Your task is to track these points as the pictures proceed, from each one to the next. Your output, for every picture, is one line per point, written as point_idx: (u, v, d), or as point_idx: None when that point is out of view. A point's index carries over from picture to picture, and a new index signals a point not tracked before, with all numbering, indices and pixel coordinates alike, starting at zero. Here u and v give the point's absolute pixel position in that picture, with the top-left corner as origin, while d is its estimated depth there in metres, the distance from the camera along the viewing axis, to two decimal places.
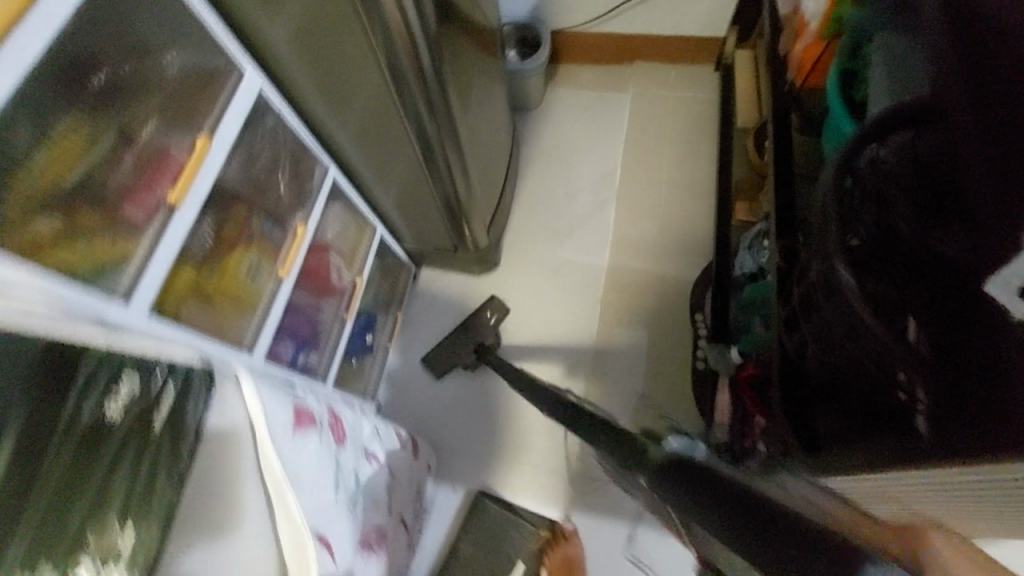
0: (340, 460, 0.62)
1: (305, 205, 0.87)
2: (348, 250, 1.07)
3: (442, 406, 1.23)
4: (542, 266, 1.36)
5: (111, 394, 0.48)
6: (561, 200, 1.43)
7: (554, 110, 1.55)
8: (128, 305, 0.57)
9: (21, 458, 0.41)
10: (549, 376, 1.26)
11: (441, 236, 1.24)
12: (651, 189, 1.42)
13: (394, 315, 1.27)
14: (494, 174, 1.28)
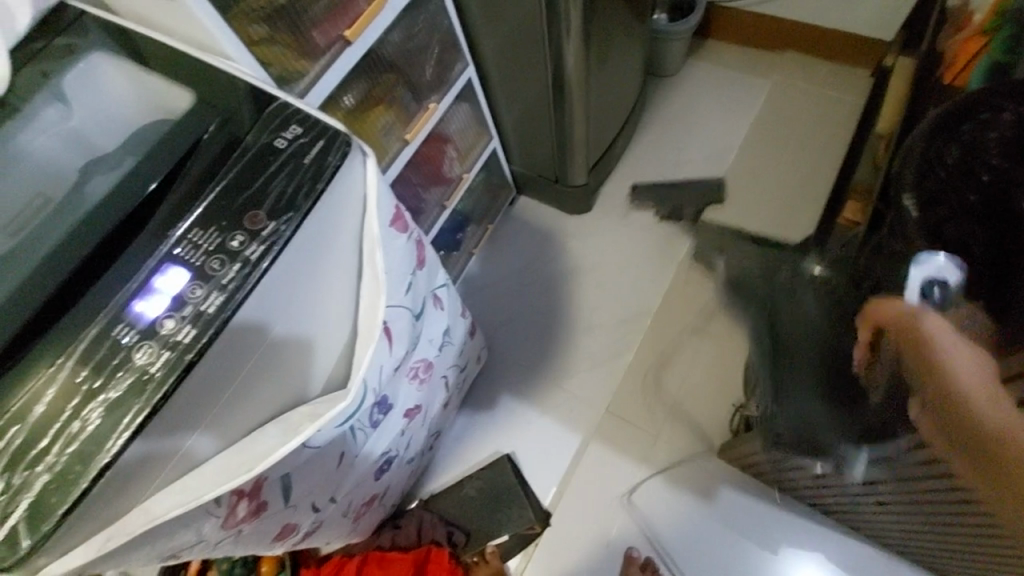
0: (414, 277, 0.71)
1: (441, 91, 1.01)
2: (463, 149, 1.19)
3: (504, 319, 1.30)
4: (634, 221, 1.38)
5: (281, 130, 0.55)
6: (671, 167, 1.43)
7: (690, 79, 1.53)
8: (303, 96, 0.74)
9: (199, 164, 0.53)
10: (613, 323, 1.27)
11: (546, 165, 1.30)
12: (765, 179, 1.39)
13: (485, 227, 1.36)
14: (612, 122, 1.32)
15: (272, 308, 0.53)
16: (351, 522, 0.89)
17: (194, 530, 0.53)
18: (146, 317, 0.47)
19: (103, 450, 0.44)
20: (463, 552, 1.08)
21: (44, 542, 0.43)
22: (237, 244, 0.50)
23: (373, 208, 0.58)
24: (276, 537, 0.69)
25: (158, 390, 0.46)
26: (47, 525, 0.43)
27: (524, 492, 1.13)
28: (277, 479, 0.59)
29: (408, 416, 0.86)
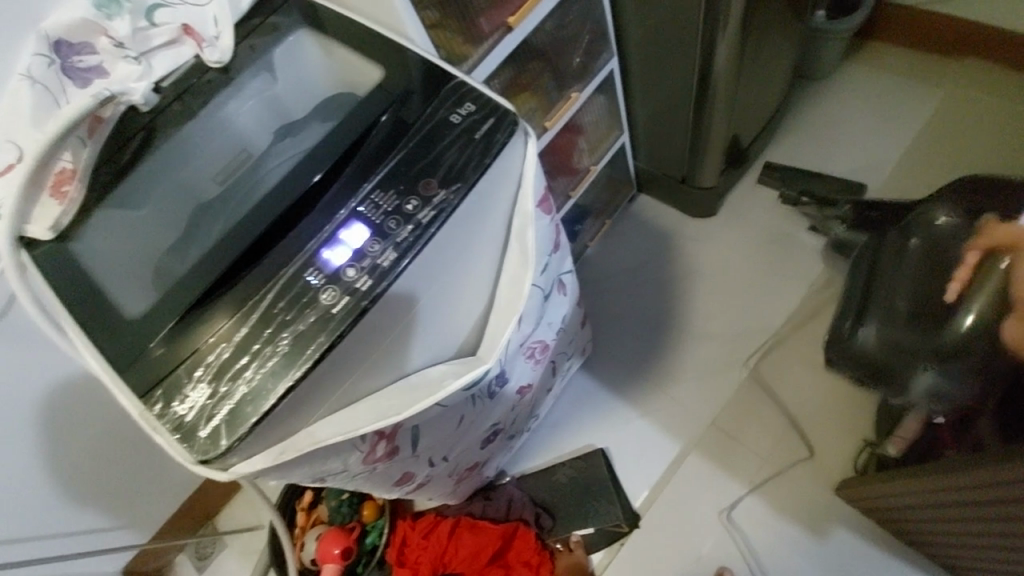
0: (550, 261, 0.73)
1: (583, 81, 1.02)
2: (594, 140, 1.19)
3: (610, 316, 1.29)
4: (762, 230, 1.30)
5: (456, 106, 0.58)
6: (810, 177, 1.33)
7: (843, 85, 1.41)
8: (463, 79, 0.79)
9: (383, 131, 0.58)
10: (726, 334, 1.22)
11: (675, 164, 1.26)
12: (922, 199, 1.26)
13: (602, 222, 1.36)
14: (751, 124, 1.26)
15: (433, 271, 0.57)
16: (453, 484, 0.94)
17: (342, 459, 0.59)
18: (331, 265, 0.53)
19: (290, 373, 0.51)
20: (548, 537, 1.10)
21: (236, 442, 0.51)
22: (412, 208, 0.55)
23: (529, 186, 0.60)
24: (395, 483, 0.75)
25: (337, 330, 0.52)
26: (244, 428, 0.51)
27: (615, 492, 1.12)
28: (411, 427, 0.64)
29: (519, 393, 0.89)
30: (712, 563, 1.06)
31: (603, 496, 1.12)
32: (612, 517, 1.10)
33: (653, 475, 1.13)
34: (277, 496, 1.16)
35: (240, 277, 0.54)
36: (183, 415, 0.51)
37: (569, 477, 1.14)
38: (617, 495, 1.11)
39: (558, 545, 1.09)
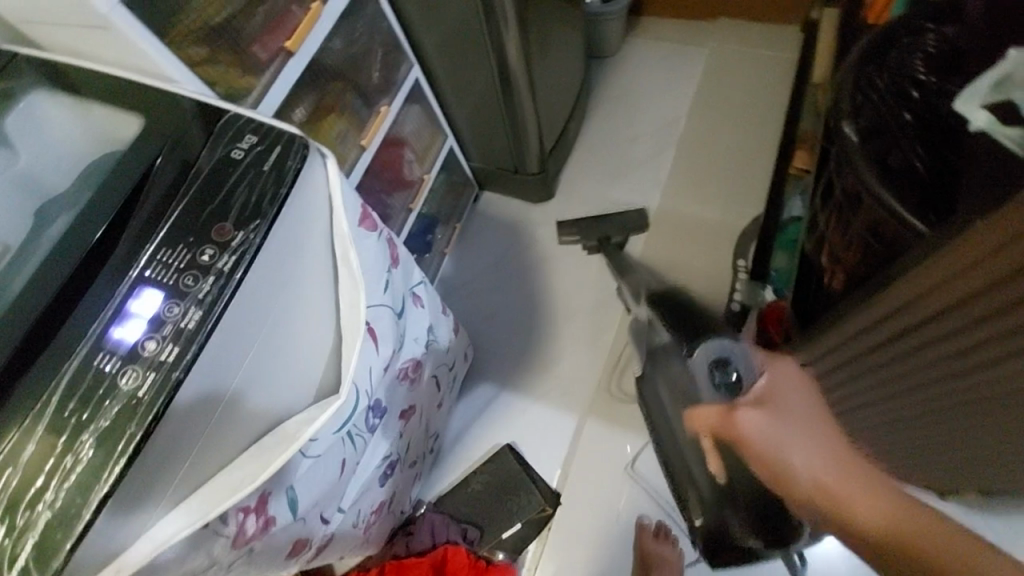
0: (391, 277, 0.72)
1: (390, 93, 1.00)
2: (421, 149, 1.18)
3: (484, 315, 1.31)
4: (598, 199, 1.40)
5: (237, 140, 0.54)
6: (625, 143, 1.46)
7: (632, 58, 1.56)
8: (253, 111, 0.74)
9: (159, 183, 0.52)
10: (590, 301, 1.29)
11: (505, 156, 1.31)
12: (718, 142, 1.42)
13: (453, 226, 1.37)
14: (561, 106, 1.34)
15: (255, 317, 0.53)
16: (362, 532, 0.88)
17: (204, 551, 0.52)
18: (126, 342, 0.47)
19: (104, 480, 0.43)
20: (478, 548, 1.08)
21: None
22: (208, 257, 0.49)
23: (339, 206, 0.58)
24: (289, 555, 0.68)
25: (151, 413, 0.45)
26: (59, 560, 0.42)
27: (530, 480, 1.13)
28: (283, 488, 0.59)
29: (404, 417, 0.86)
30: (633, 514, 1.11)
31: (519, 490, 1.12)
32: (533, 505, 1.11)
33: (560, 452, 1.17)
34: None
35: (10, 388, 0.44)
36: None
37: (484, 482, 1.13)
38: (531, 482, 1.13)
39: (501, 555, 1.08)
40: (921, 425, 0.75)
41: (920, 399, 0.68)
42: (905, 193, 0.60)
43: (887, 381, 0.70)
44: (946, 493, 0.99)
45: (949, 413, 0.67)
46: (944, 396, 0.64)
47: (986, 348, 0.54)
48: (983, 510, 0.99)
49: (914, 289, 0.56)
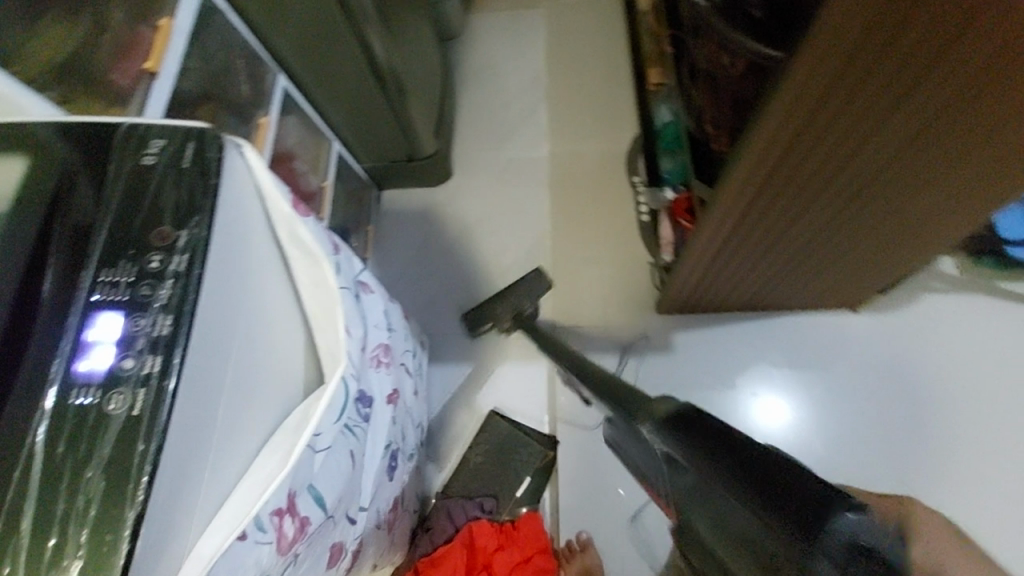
0: (339, 262, 0.71)
1: (264, 105, 0.98)
2: (311, 159, 1.16)
3: (425, 302, 1.33)
4: (493, 165, 1.46)
5: (143, 148, 0.52)
6: (500, 108, 1.53)
7: (479, 32, 1.63)
8: None
9: (73, 210, 0.48)
10: (519, 257, 1.35)
11: (394, 147, 1.32)
12: (582, 83, 1.53)
13: (364, 230, 1.37)
14: (431, 87, 1.37)
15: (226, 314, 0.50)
16: (386, 533, 0.86)
17: (252, 564, 0.48)
18: (99, 372, 0.43)
19: (128, 510, 0.39)
20: (499, 515, 1.09)
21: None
22: (157, 263, 0.47)
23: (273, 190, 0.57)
24: (329, 565, 0.65)
25: (155, 428, 0.42)
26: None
27: (525, 434, 1.16)
28: (305, 485, 0.57)
29: (391, 402, 0.85)
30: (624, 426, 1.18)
31: (517, 447, 1.14)
32: (536, 455, 1.14)
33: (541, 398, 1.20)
34: None
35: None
36: None
37: (482, 451, 1.15)
38: (526, 435, 1.15)
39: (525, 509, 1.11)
40: (827, 225, 0.84)
41: (819, 198, 0.76)
42: (753, 32, 0.66)
43: (789, 202, 0.77)
44: (856, 305, 1.17)
45: (849, 200, 0.76)
46: (839, 184, 0.73)
47: (872, 116, 0.60)
48: (885, 308, 1.19)
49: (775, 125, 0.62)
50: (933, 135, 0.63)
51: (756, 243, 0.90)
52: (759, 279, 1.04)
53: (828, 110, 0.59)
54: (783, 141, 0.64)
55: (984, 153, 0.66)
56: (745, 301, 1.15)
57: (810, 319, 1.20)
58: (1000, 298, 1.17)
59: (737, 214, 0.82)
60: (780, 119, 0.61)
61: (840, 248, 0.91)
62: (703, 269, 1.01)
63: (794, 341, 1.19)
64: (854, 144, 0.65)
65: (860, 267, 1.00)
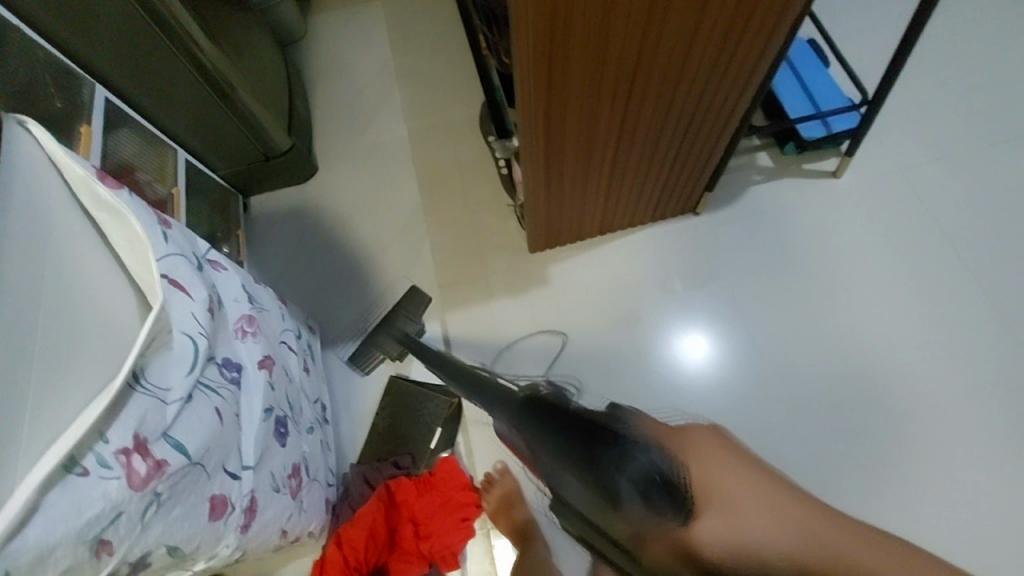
0: (171, 233, 0.72)
1: (84, 116, 0.97)
2: (155, 169, 1.13)
3: (313, 291, 1.36)
4: (356, 151, 1.50)
5: None
6: (353, 97, 1.57)
7: (319, 30, 1.66)
8: None
9: None
10: (396, 230, 1.41)
11: (248, 148, 1.33)
12: (426, 61, 1.60)
13: (237, 236, 1.37)
14: (276, 86, 1.40)
15: (25, 274, 0.53)
16: (291, 498, 0.88)
17: (97, 497, 0.51)
18: None
19: None
20: (415, 468, 1.13)
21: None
22: None
23: (66, 160, 0.59)
24: (213, 516, 0.67)
25: None
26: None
27: (428, 388, 1.20)
28: (159, 431, 0.59)
29: (267, 369, 0.87)
30: (519, 359, 1.27)
31: (422, 400, 1.19)
32: (441, 403, 1.18)
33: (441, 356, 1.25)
34: None
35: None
36: None
37: (390, 413, 1.19)
38: (428, 388, 1.20)
39: (444, 453, 1.16)
40: (624, 125, 0.96)
41: (602, 97, 0.88)
42: None
43: (580, 107, 0.88)
44: (695, 207, 1.32)
45: (629, 94, 0.88)
46: (614, 79, 0.84)
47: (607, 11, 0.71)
48: (719, 206, 1.35)
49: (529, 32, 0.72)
50: (660, 18, 0.75)
51: (577, 156, 1.01)
52: (600, 192, 1.15)
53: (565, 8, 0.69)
54: (543, 46, 0.74)
55: (714, 32, 0.80)
56: (601, 219, 1.27)
57: (659, 228, 1.35)
58: (807, 177, 1.36)
59: (545, 132, 0.91)
60: (530, 24, 0.70)
61: (651, 146, 1.04)
62: (548, 194, 1.11)
63: (650, 251, 1.33)
64: (602, 41, 0.76)
65: (681, 164, 1.13)
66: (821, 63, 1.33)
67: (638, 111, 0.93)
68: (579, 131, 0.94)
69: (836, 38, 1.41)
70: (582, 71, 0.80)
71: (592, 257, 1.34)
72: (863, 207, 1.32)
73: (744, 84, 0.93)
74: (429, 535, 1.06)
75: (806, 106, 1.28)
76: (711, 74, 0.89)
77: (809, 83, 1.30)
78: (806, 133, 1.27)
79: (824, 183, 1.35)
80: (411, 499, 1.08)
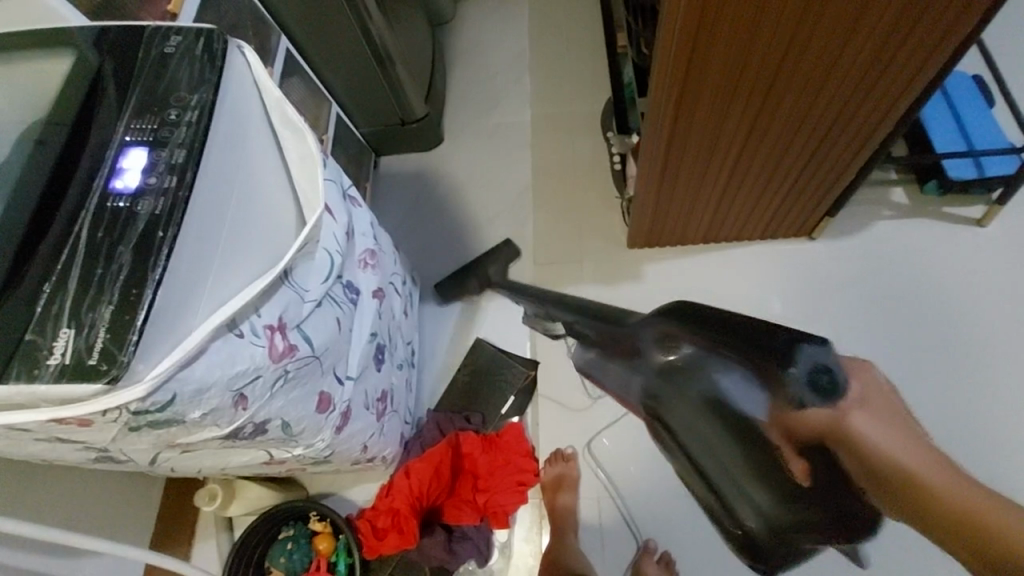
0: (328, 163, 0.83)
1: (267, 60, 1.12)
2: (311, 116, 1.27)
3: (419, 249, 1.47)
4: (480, 129, 1.59)
5: (166, 41, 0.66)
6: (485, 79, 1.66)
7: (466, 14, 1.77)
8: None
9: (115, 84, 0.63)
10: (504, 207, 1.48)
11: (388, 112, 1.46)
12: (560, 53, 1.65)
13: (364, 188, 1.51)
14: (421, 60, 1.51)
15: (229, 166, 0.64)
16: (376, 420, 0.97)
17: (246, 358, 0.61)
18: (130, 188, 0.57)
19: (150, 273, 0.53)
20: (484, 427, 1.20)
21: (138, 350, 0.51)
22: (174, 115, 0.61)
23: (266, 83, 0.70)
24: (319, 409, 0.76)
25: (171, 222, 0.55)
26: (132, 335, 0.50)
27: (508, 357, 1.26)
28: (295, 322, 0.69)
29: (377, 299, 0.96)
30: None
31: (501, 367, 1.25)
32: (518, 373, 1.24)
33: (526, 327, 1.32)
34: (243, 535, 1.04)
35: (63, 235, 0.55)
36: (62, 361, 0.50)
37: (470, 372, 1.26)
38: (509, 358, 1.26)
39: (514, 420, 1.22)
40: (750, 134, 0.95)
41: (736, 101, 0.88)
42: None
43: (713, 106, 0.89)
44: (812, 230, 1.27)
45: (766, 97, 0.87)
46: (753, 79, 0.83)
47: (761, 8, 0.71)
48: (838, 235, 1.28)
49: (677, 20, 0.73)
50: (812, 28, 0.74)
51: (698, 155, 1.01)
52: (715, 199, 1.15)
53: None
54: (689, 40, 0.76)
55: (871, 42, 0.77)
56: (709, 227, 1.26)
57: (767, 246, 1.31)
58: (946, 221, 1.25)
59: (671, 126, 0.93)
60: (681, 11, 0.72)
61: (779, 157, 1.01)
62: (661, 192, 1.12)
63: (754, 268, 1.29)
64: (749, 37, 0.76)
65: (806, 182, 1.09)
66: (984, 100, 1.22)
67: (772, 118, 0.92)
68: (706, 130, 0.94)
69: (1011, 75, 1.29)
70: (722, 68, 0.81)
71: (693, 263, 1.32)
72: (1006, 261, 1.20)
73: (888, 109, 0.89)
74: (487, 489, 1.12)
75: (957, 140, 1.18)
76: (859, 89, 0.85)
77: (968, 118, 1.20)
78: (953, 171, 1.17)
79: (965, 231, 1.24)
80: (477, 452, 1.14)
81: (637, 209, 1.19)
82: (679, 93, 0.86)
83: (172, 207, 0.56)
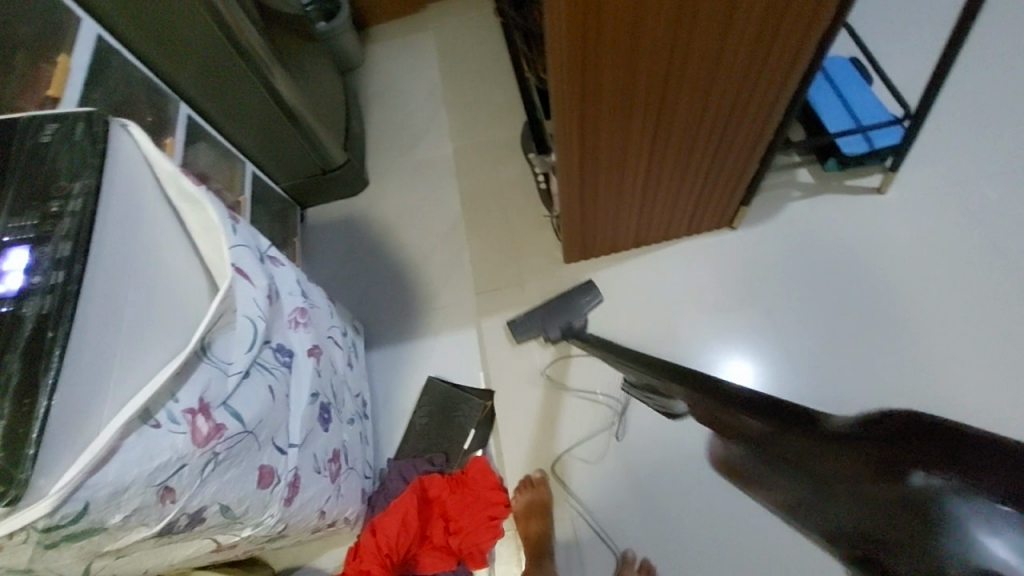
0: (239, 229, 0.81)
1: (168, 130, 1.09)
2: (226, 179, 1.24)
3: (359, 296, 1.45)
4: (404, 168, 1.60)
5: (41, 130, 0.63)
6: (403, 119, 1.67)
7: (375, 57, 1.79)
8: None
9: None
10: (439, 241, 1.48)
11: (307, 164, 1.44)
12: (473, 83, 1.69)
13: (293, 243, 1.48)
14: (334, 108, 1.51)
15: (124, 250, 0.62)
16: (331, 482, 0.93)
17: (167, 448, 0.57)
18: (13, 290, 0.54)
19: (43, 379, 0.49)
20: (449, 467, 1.18)
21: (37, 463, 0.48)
22: (56, 207, 0.58)
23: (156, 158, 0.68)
24: (261, 485, 0.73)
25: (61, 320, 0.52)
26: (28, 449, 0.47)
27: (462, 391, 1.25)
28: (220, 399, 0.66)
29: (315, 357, 0.94)
30: None
31: (457, 402, 1.24)
32: (476, 405, 1.23)
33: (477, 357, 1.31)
34: None
35: None
36: None
37: (427, 413, 1.24)
38: (464, 391, 1.25)
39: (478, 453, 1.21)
40: (655, 140, 1.00)
41: (633, 111, 0.92)
42: None
43: (614, 118, 0.92)
44: (732, 220, 1.33)
45: (660, 104, 0.91)
46: (644, 89, 0.88)
47: (635, 24, 0.75)
48: (756, 221, 1.35)
49: (561, 44, 0.77)
50: (688, 36, 0.79)
51: (610, 167, 1.04)
52: (635, 205, 1.19)
53: (594, 21, 0.74)
54: (576, 60, 0.79)
55: (741, 41, 0.82)
56: (635, 232, 1.30)
57: (694, 242, 1.36)
58: (850, 194, 1.34)
59: (579, 142, 0.96)
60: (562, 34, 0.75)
61: (685, 157, 1.06)
62: (584, 206, 1.15)
63: (686, 264, 1.34)
64: (631, 50, 0.80)
65: (716, 177, 1.15)
66: (861, 80, 1.32)
67: (670, 123, 0.96)
68: (613, 142, 0.98)
69: (881, 54, 1.40)
70: (612, 82, 0.85)
71: (629, 268, 1.36)
72: (909, 222, 1.29)
73: (772, 101, 0.95)
74: (460, 530, 1.09)
75: (845, 120, 1.27)
76: (742, 85, 0.91)
77: (852, 99, 1.29)
78: (847, 148, 1.26)
79: (870, 200, 1.33)
80: (444, 494, 1.11)
81: (565, 226, 1.22)
82: (578, 112, 0.89)
83: (62, 304, 0.53)
